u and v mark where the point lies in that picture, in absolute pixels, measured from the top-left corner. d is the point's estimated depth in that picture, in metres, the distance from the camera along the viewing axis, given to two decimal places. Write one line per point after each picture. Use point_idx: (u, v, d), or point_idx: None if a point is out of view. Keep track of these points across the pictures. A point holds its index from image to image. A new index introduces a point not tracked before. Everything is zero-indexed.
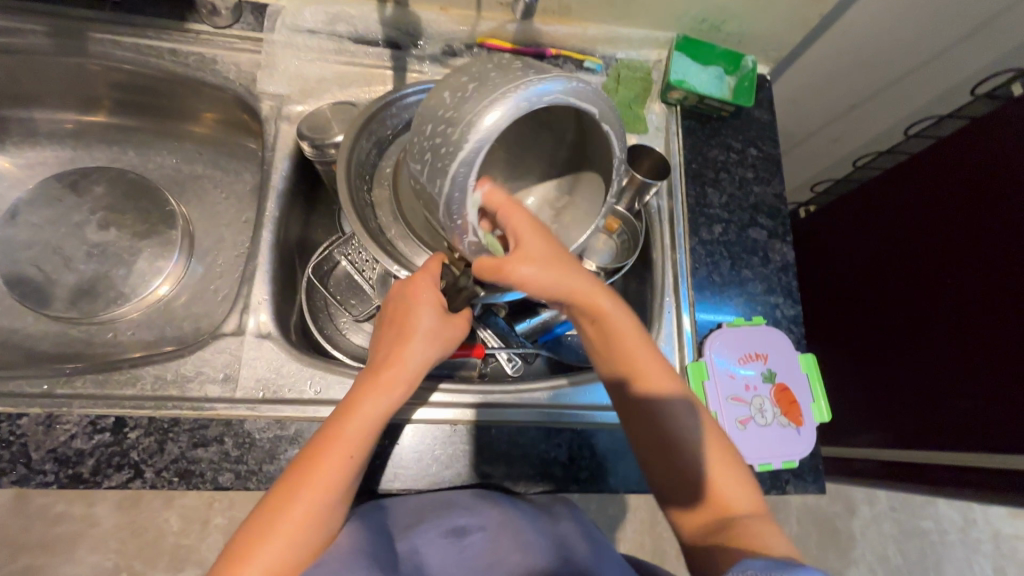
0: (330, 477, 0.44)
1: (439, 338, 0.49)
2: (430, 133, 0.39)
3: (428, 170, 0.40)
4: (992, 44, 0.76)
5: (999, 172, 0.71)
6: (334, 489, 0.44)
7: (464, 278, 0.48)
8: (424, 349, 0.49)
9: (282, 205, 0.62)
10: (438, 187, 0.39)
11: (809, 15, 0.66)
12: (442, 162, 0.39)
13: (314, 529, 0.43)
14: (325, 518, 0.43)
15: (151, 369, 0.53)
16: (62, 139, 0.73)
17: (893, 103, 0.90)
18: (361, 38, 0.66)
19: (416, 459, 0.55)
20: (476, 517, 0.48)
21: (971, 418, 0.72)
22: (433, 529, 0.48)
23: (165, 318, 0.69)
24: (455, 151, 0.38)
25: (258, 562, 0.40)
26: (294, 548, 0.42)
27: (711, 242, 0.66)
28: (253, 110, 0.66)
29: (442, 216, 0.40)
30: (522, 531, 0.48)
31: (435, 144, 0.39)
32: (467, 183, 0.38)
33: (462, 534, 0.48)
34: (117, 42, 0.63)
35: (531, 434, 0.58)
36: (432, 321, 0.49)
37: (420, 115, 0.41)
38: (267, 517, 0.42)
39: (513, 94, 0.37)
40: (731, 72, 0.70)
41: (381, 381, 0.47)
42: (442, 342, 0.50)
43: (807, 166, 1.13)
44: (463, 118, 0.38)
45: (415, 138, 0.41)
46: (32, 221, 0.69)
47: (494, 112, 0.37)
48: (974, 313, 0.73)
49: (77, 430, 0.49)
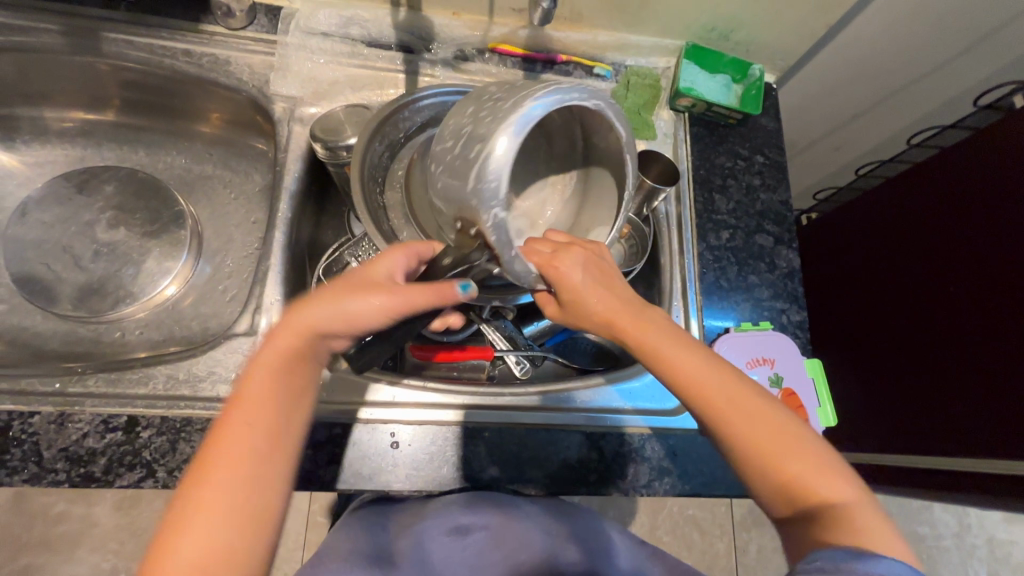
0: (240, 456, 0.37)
1: (381, 288, 0.43)
2: (472, 112, 0.41)
3: (464, 144, 0.40)
4: (995, 56, 0.77)
5: (1003, 182, 0.72)
6: (258, 476, 0.37)
7: (479, 258, 0.42)
8: (358, 295, 0.42)
9: (294, 206, 0.62)
10: (476, 151, 0.39)
11: (818, 25, 0.67)
12: (483, 129, 0.39)
13: (225, 507, 0.36)
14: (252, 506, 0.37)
15: (163, 368, 0.53)
16: (73, 138, 0.73)
17: (896, 112, 0.91)
18: (374, 42, 0.67)
19: (428, 461, 0.55)
20: (479, 517, 0.52)
21: (964, 426, 0.74)
22: (437, 527, 0.52)
23: (173, 318, 0.69)
24: (501, 116, 0.39)
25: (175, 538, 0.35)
26: (206, 525, 0.35)
27: (719, 248, 0.67)
28: (266, 113, 0.66)
29: (472, 181, 0.39)
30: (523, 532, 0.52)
31: (478, 117, 0.40)
32: (506, 139, 0.38)
33: (465, 532, 0.51)
34: (130, 42, 0.63)
35: (541, 436, 0.58)
36: (375, 270, 0.44)
37: (456, 111, 0.44)
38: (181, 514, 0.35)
39: (568, 85, 0.40)
40: (738, 81, 0.71)
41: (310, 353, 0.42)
42: (383, 291, 0.43)
43: (809, 172, 1.14)
44: (514, 96, 0.40)
45: (450, 123, 0.43)
46: (42, 219, 0.69)
47: (512, 127, 0.38)
48: (973, 319, 0.74)
49: (89, 429, 0.49)
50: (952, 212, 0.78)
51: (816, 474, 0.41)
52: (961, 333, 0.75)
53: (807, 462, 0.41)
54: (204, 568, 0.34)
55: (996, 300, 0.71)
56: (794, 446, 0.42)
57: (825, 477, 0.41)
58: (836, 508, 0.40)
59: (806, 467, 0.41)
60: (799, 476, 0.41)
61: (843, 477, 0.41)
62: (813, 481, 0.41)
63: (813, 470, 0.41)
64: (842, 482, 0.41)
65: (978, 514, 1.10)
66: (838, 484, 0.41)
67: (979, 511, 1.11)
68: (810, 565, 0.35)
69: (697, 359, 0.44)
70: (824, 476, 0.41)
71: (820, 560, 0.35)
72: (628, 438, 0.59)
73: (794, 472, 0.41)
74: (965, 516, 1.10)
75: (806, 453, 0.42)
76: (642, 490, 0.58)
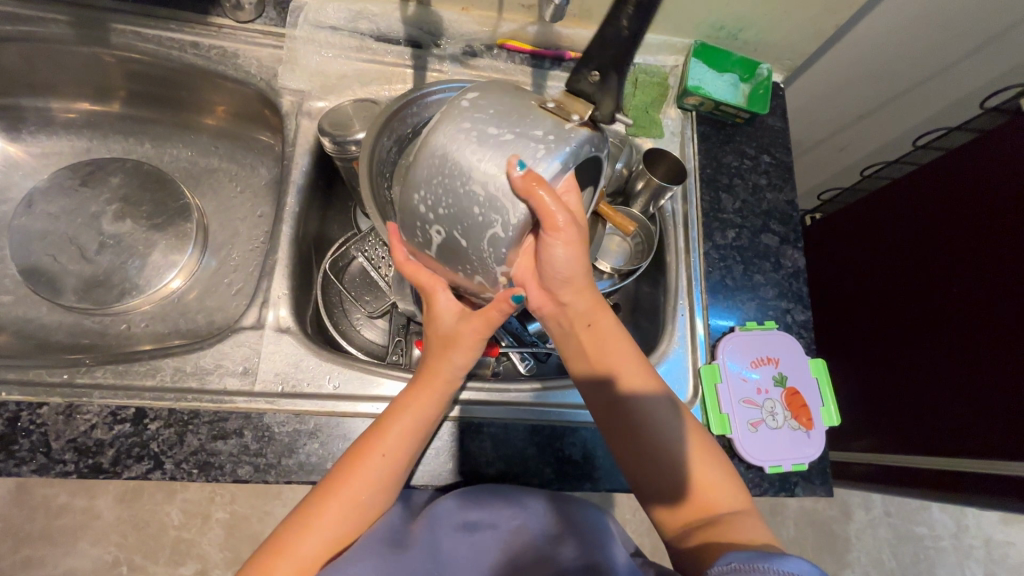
0: (359, 483, 0.46)
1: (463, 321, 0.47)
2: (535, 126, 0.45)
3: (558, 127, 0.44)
4: (1002, 57, 0.77)
5: (1007, 186, 0.72)
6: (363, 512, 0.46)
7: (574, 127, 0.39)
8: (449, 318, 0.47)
9: (302, 200, 0.62)
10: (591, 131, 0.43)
11: (826, 25, 0.67)
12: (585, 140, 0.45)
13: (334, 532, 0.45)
14: (356, 521, 0.46)
15: (170, 361, 0.53)
16: (79, 129, 0.73)
17: (900, 114, 0.91)
18: (382, 36, 0.67)
19: (434, 455, 0.56)
20: (488, 514, 0.49)
21: (970, 427, 0.74)
22: (447, 520, 0.49)
23: (179, 311, 0.69)
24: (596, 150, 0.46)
25: (295, 552, 0.43)
26: (321, 543, 0.44)
27: (725, 247, 0.67)
28: (273, 106, 0.66)
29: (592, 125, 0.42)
30: (526, 532, 0.48)
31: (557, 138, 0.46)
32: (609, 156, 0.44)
33: (475, 528, 0.48)
34: (138, 33, 0.63)
35: (546, 433, 0.58)
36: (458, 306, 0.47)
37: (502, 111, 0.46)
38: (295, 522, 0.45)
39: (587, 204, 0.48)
40: (746, 80, 0.71)
41: (431, 390, 0.49)
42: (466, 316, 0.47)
43: (813, 173, 1.14)
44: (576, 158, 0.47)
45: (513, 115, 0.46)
46: (48, 210, 0.69)
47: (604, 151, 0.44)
48: (979, 320, 0.74)
49: (97, 420, 0.49)
50: (959, 214, 0.78)
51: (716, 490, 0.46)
52: (963, 336, 0.76)
53: (714, 479, 0.46)
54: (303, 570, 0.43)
55: (997, 304, 0.72)
56: (707, 461, 0.47)
57: (719, 492, 0.46)
58: (725, 514, 0.44)
59: (707, 477, 0.46)
60: (698, 483, 0.46)
61: (737, 494, 0.46)
62: (709, 491, 0.46)
63: (708, 482, 0.46)
64: (737, 497, 0.46)
65: (975, 515, 1.12)
66: (733, 499, 0.46)
67: (976, 512, 1.12)
68: (725, 566, 0.34)
69: (638, 368, 0.48)
70: (724, 488, 0.46)
71: (733, 562, 0.34)
72: None
73: (702, 484, 0.46)
74: (963, 517, 1.12)
75: (712, 472, 0.47)
76: None
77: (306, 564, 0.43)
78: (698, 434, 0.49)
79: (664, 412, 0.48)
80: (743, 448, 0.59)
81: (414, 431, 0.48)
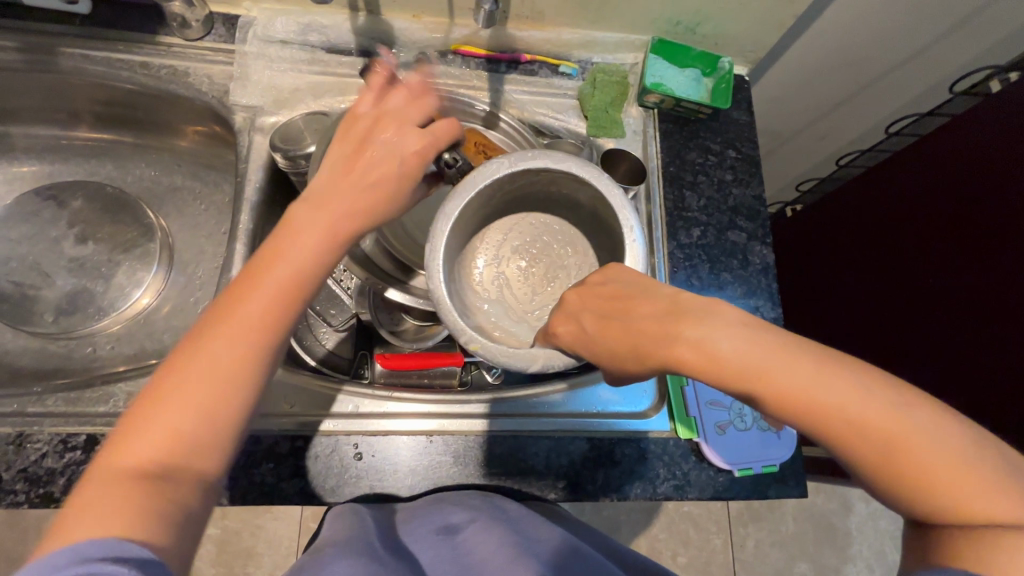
0: (268, 300, 0.39)
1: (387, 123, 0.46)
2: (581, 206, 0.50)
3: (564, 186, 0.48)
4: (976, 38, 0.75)
5: (987, 168, 0.69)
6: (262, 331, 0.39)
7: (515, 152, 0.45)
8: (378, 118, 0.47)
9: (256, 216, 0.61)
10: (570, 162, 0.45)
11: (787, 16, 0.66)
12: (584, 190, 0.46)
13: (226, 360, 0.37)
14: (255, 372, 0.38)
15: (124, 386, 0.53)
16: (41, 153, 0.73)
17: (875, 101, 0.90)
18: (334, 48, 0.66)
19: (391, 471, 0.55)
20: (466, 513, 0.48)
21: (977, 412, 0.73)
22: (425, 526, 0.48)
23: (145, 331, 0.69)
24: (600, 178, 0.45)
25: (181, 373, 0.36)
26: (214, 368, 0.37)
27: (689, 246, 0.66)
28: (227, 123, 0.66)
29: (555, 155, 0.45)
30: (506, 531, 0.46)
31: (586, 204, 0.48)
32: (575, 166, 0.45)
33: (453, 532, 0.47)
34: (87, 56, 0.62)
35: (508, 444, 0.57)
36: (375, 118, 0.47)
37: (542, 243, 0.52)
38: (167, 377, 0.36)
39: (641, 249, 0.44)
40: (708, 74, 0.69)
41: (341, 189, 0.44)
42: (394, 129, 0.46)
43: (792, 166, 1.12)
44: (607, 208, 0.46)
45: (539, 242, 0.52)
46: (9, 236, 0.69)
47: (581, 166, 0.45)
48: (977, 306, 0.71)
49: (47, 448, 0.49)
50: (945, 194, 0.74)
51: (977, 489, 0.31)
52: (960, 326, 0.74)
53: (964, 474, 0.31)
54: (184, 405, 0.35)
55: (987, 291, 0.70)
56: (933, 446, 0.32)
57: (992, 495, 0.31)
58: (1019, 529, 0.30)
59: (963, 479, 0.31)
60: (958, 481, 0.31)
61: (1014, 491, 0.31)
62: (981, 503, 0.31)
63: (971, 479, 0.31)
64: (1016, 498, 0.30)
65: None
66: (999, 498, 0.30)
67: None
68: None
69: (803, 368, 0.35)
70: (993, 490, 0.31)
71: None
72: (598, 442, 0.58)
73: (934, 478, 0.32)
74: None
75: (953, 462, 0.32)
76: (613, 495, 0.57)
77: (196, 384, 0.36)
78: (896, 410, 0.33)
79: (858, 403, 0.34)
80: (711, 450, 0.58)
81: (330, 247, 0.42)
